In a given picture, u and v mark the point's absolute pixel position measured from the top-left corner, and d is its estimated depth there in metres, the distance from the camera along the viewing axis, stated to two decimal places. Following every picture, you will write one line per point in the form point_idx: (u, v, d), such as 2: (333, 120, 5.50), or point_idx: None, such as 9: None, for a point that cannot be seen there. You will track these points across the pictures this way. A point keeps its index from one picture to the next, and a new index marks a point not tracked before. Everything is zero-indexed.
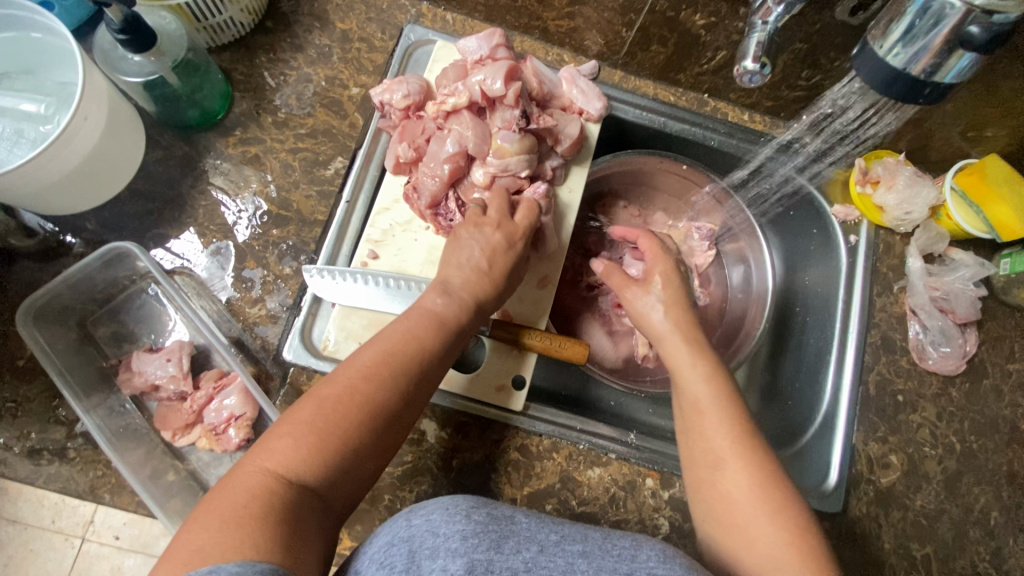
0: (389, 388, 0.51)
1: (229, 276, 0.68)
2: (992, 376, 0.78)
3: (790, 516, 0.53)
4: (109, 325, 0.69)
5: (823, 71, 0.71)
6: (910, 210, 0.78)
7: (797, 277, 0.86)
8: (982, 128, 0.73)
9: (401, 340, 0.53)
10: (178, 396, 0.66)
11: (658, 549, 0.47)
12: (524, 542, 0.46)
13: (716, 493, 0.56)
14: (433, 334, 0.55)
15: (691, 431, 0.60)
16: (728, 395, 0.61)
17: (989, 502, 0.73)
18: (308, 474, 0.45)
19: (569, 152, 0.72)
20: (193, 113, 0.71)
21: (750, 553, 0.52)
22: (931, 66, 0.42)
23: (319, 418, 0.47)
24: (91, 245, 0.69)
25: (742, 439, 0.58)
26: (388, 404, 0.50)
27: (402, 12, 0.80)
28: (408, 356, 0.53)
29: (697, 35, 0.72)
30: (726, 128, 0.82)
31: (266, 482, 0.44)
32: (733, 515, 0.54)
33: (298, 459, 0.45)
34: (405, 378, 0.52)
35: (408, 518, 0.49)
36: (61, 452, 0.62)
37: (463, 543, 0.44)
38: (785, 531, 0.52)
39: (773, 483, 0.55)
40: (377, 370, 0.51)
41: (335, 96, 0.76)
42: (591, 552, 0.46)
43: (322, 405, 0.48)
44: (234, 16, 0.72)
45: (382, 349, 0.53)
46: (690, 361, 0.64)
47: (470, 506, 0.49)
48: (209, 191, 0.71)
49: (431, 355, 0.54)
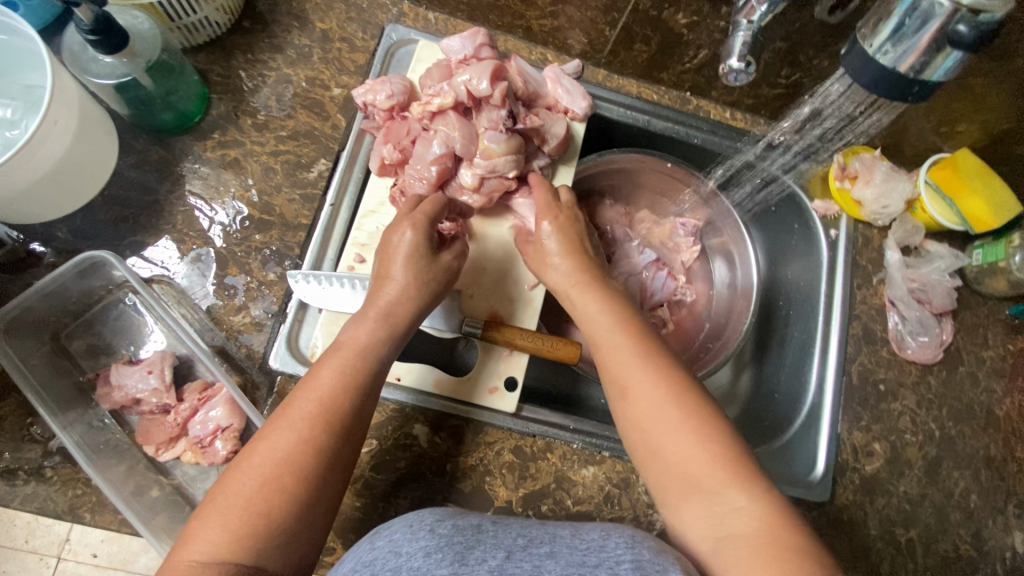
0: (315, 444, 0.49)
1: (211, 283, 0.66)
2: (967, 363, 0.80)
3: (711, 426, 0.52)
4: (85, 338, 0.66)
5: (803, 69, 0.73)
6: (887, 204, 0.80)
7: (779, 272, 0.88)
8: (953, 123, 0.76)
9: (320, 389, 0.52)
10: (161, 410, 0.64)
11: (628, 536, 0.48)
12: (489, 551, 0.46)
13: (641, 425, 0.54)
14: (359, 370, 0.54)
15: (607, 365, 0.58)
16: (630, 321, 0.61)
17: (968, 486, 0.76)
18: (241, 554, 0.45)
19: (556, 151, 0.72)
20: (169, 116, 0.69)
21: (682, 474, 0.51)
22: (919, 65, 0.43)
23: (242, 495, 0.47)
24: (63, 254, 0.66)
25: (653, 359, 0.57)
26: (316, 456, 0.49)
27: (383, 12, 0.79)
28: (333, 402, 0.52)
29: (680, 35, 0.73)
30: (708, 126, 0.83)
31: (198, 564, 0.44)
32: (660, 443, 0.53)
33: (224, 543, 0.45)
34: (328, 429, 0.50)
35: (373, 541, 0.50)
36: (37, 471, 0.59)
37: (425, 560, 0.45)
38: (708, 443, 0.51)
39: (688, 397, 0.54)
40: (292, 430, 0.50)
41: (317, 97, 0.74)
42: (558, 551, 0.47)
43: (250, 475, 0.48)
44: (209, 15, 0.70)
45: (303, 405, 0.51)
46: (586, 294, 0.63)
47: (434, 520, 0.50)
48: (186, 197, 0.69)
49: (351, 398, 0.52)
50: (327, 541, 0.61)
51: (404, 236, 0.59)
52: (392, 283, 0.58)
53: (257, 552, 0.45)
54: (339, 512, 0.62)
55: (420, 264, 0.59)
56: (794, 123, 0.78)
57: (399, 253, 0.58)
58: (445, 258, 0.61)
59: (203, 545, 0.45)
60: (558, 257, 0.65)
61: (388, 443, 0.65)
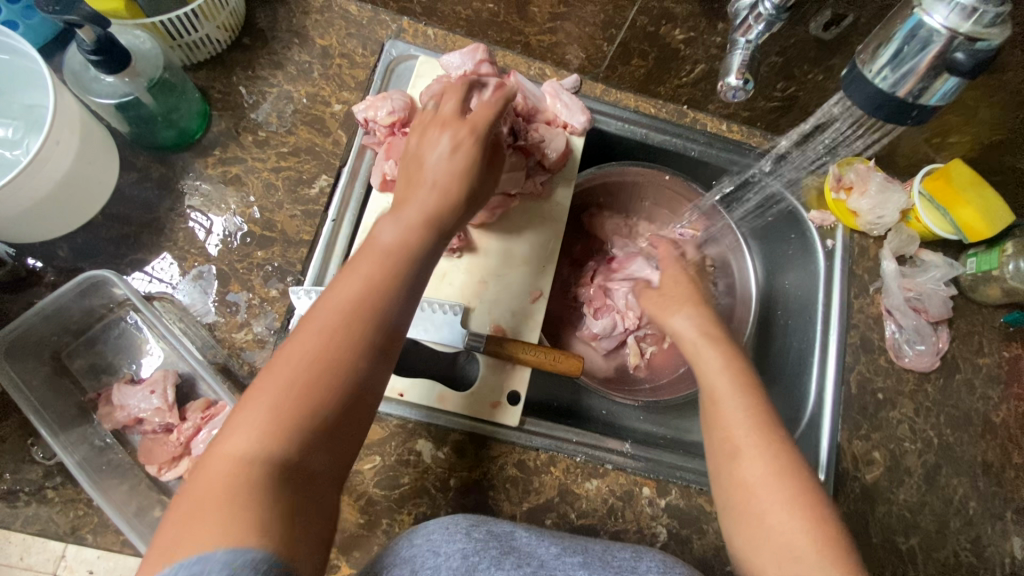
0: (354, 343, 0.45)
1: (213, 300, 0.66)
2: (964, 370, 0.81)
3: (812, 502, 0.51)
4: (86, 357, 0.65)
5: (798, 83, 0.74)
6: (882, 215, 0.81)
7: (776, 280, 0.89)
8: (945, 134, 0.78)
9: (354, 288, 0.46)
10: (164, 429, 0.63)
11: (658, 559, 0.51)
12: (525, 559, 0.49)
13: (747, 493, 0.53)
14: (405, 262, 0.49)
15: (713, 419, 0.58)
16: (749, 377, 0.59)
17: (967, 493, 0.76)
18: (288, 450, 0.41)
19: (556, 165, 0.73)
20: (170, 133, 0.69)
21: (772, 541, 0.51)
22: (918, 90, 0.44)
23: (285, 385, 0.43)
24: (64, 272, 0.66)
25: (765, 426, 0.56)
26: (362, 353, 0.45)
27: (383, 28, 0.79)
28: (378, 292, 0.47)
29: (676, 50, 0.74)
30: (705, 139, 0.84)
31: (244, 460, 0.40)
32: (757, 507, 0.52)
33: (269, 438, 0.41)
34: (374, 321, 0.46)
35: (409, 537, 0.51)
36: (38, 493, 0.59)
37: (464, 561, 0.47)
38: (808, 519, 0.50)
39: (795, 471, 0.53)
40: (338, 317, 0.45)
41: (317, 114, 0.75)
42: (591, 563, 0.50)
43: (292, 365, 0.43)
44: (210, 33, 0.71)
45: (342, 304, 0.46)
46: (705, 349, 0.62)
47: (470, 524, 0.51)
48: (187, 212, 0.69)
49: (398, 290, 0.48)
50: (331, 558, 0.61)
51: (442, 145, 0.53)
52: (433, 169, 0.52)
53: (304, 447, 0.42)
54: (343, 529, 0.62)
55: (465, 158, 0.53)
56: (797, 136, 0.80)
57: (434, 157, 0.53)
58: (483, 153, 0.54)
59: (244, 440, 0.41)
60: (689, 326, 0.64)
61: (391, 459, 0.65)
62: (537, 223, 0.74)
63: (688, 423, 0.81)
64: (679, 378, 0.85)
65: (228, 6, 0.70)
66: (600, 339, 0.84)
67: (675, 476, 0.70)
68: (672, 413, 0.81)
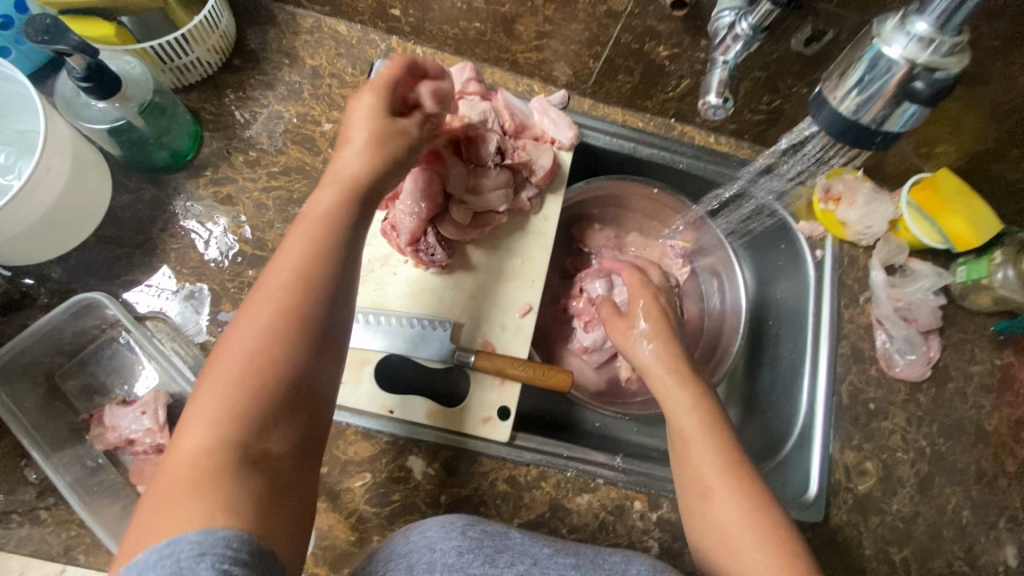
0: (294, 319, 0.47)
1: (205, 319, 0.67)
2: (955, 379, 0.81)
3: (778, 534, 0.53)
4: (79, 378, 0.66)
5: (783, 96, 0.75)
6: (870, 225, 0.81)
7: (768, 292, 0.89)
8: (932, 145, 0.78)
9: (288, 266, 0.49)
10: (155, 449, 0.64)
11: (649, 564, 0.49)
12: (518, 556, 0.48)
13: (720, 532, 0.55)
14: (329, 238, 0.51)
15: (685, 460, 0.61)
16: (717, 419, 0.62)
17: (960, 502, 0.76)
18: (240, 432, 0.42)
19: (543, 182, 0.74)
20: (162, 155, 0.70)
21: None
22: (881, 116, 0.44)
23: (228, 372, 0.44)
24: (57, 293, 0.67)
25: (733, 463, 0.58)
26: (300, 327, 0.47)
27: (372, 47, 0.80)
28: (305, 272, 0.49)
29: (662, 66, 0.75)
30: (693, 152, 0.84)
31: (197, 455, 0.41)
32: (729, 545, 0.54)
33: (219, 425, 0.42)
34: (304, 296, 0.48)
35: (405, 535, 0.51)
36: (32, 514, 0.59)
37: (458, 558, 0.47)
38: (778, 553, 0.52)
39: (762, 506, 0.55)
40: (271, 300, 0.47)
41: (308, 133, 0.76)
42: (582, 564, 0.49)
43: (233, 354, 0.45)
44: (200, 56, 0.72)
45: (277, 289, 0.48)
46: (674, 389, 0.65)
47: (465, 524, 0.51)
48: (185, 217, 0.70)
49: (326, 266, 0.50)
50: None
51: (364, 128, 0.56)
52: (354, 155, 0.55)
53: (257, 427, 0.43)
54: (335, 547, 0.62)
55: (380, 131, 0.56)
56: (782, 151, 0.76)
57: (358, 141, 0.55)
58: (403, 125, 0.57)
59: (194, 436, 0.42)
60: (648, 347, 0.68)
61: (382, 476, 0.65)
62: (527, 240, 0.75)
63: None
64: None
65: (218, 29, 0.71)
66: (591, 351, 0.85)
67: (667, 490, 0.70)
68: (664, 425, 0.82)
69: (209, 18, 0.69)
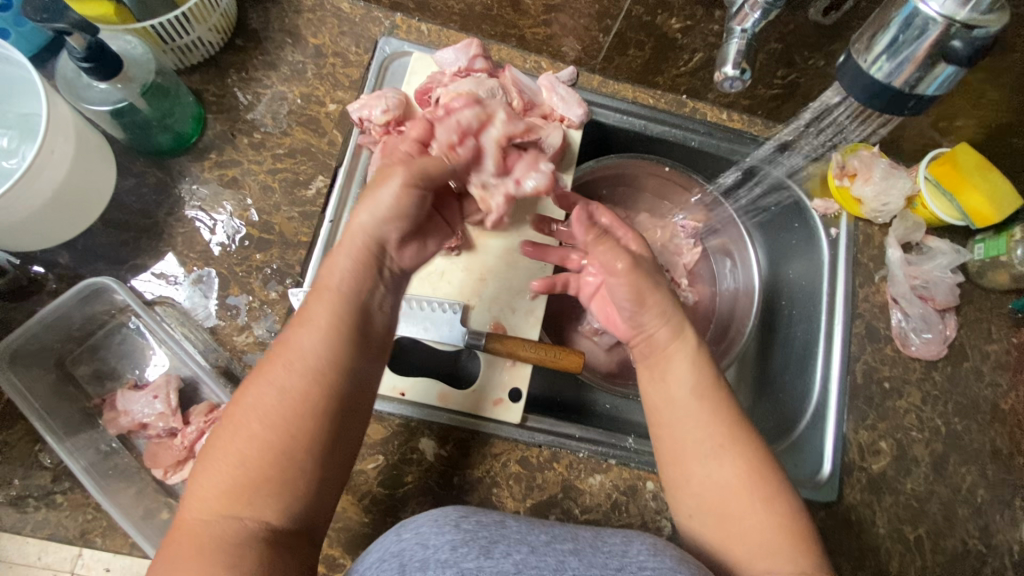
0: (297, 404, 0.50)
1: (214, 304, 0.67)
2: (972, 357, 0.80)
3: (776, 502, 0.55)
4: (90, 363, 0.66)
5: (799, 70, 0.73)
6: (887, 202, 0.79)
7: (781, 271, 0.88)
8: (952, 118, 0.76)
9: (291, 347, 0.52)
10: (167, 433, 0.64)
11: (649, 543, 0.50)
12: (514, 545, 0.47)
13: (721, 495, 0.56)
14: (335, 319, 0.53)
15: (675, 421, 0.60)
16: (715, 383, 0.61)
17: (975, 481, 0.76)
18: (241, 507, 0.47)
19: (553, 161, 0.73)
20: (166, 138, 0.69)
21: (744, 541, 0.54)
22: (914, 78, 0.43)
23: (233, 451, 0.49)
24: (66, 279, 0.66)
25: (728, 430, 0.58)
26: (306, 413, 0.50)
27: (375, 25, 0.79)
28: (317, 358, 0.52)
29: (674, 39, 0.73)
30: (705, 129, 0.83)
31: (203, 523, 0.47)
32: (728, 507, 0.56)
33: (224, 500, 0.48)
34: (311, 381, 0.51)
35: (398, 533, 0.50)
36: (48, 498, 0.60)
37: (452, 553, 0.45)
38: (773, 515, 0.55)
39: (759, 472, 0.56)
40: (279, 382, 0.51)
41: (312, 114, 0.74)
42: (582, 549, 0.48)
43: (241, 434, 0.49)
44: (202, 36, 0.70)
45: (280, 370, 0.51)
46: (670, 349, 0.62)
47: (459, 517, 0.50)
48: (191, 212, 0.69)
49: (334, 348, 0.52)
50: (337, 557, 0.61)
51: (390, 188, 0.56)
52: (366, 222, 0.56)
53: (257, 503, 0.48)
54: (348, 529, 0.62)
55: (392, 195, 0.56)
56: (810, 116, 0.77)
57: (379, 201, 0.56)
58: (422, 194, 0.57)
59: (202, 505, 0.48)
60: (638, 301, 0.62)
61: (394, 457, 0.65)
62: (537, 221, 0.73)
63: None
64: None
65: (219, 8, 0.70)
66: (602, 333, 0.85)
67: None
68: None
69: None
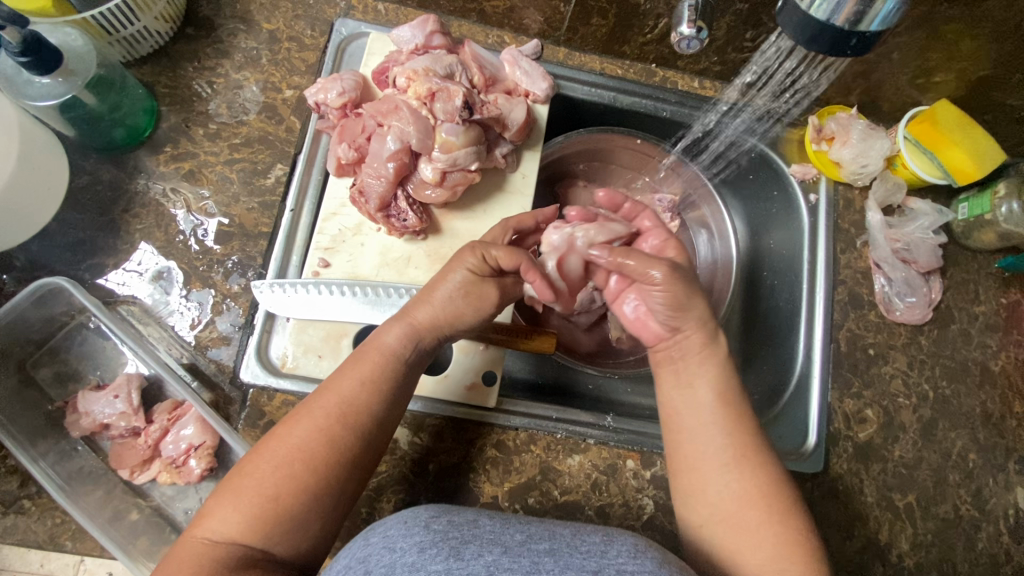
0: (329, 450, 0.52)
1: (176, 300, 0.65)
2: (959, 320, 0.78)
3: (792, 520, 0.55)
4: (51, 366, 0.65)
5: (767, 30, 0.70)
6: (866, 163, 0.77)
7: (761, 241, 0.86)
8: (930, 73, 0.73)
9: (340, 396, 0.54)
10: (131, 433, 0.63)
11: (630, 543, 0.47)
12: (487, 546, 0.45)
13: (733, 507, 0.55)
14: (382, 377, 0.55)
15: (696, 430, 0.58)
16: (737, 402, 0.59)
17: (966, 446, 0.74)
18: (252, 537, 0.48)
19: (518, 138, 0.71)
20: (119, 132, 0.67)
21: (755, 553, 0.54)
22: (854, 16, 0.41)
23: (256, 479, 0.50)
24: (23, 281, 0.65)
25: (749, 444, 0.58)
26: (336, 460, 0.52)
27: (331, 6, 0.76)
28: (356, 406, 0.54)
29: (636, 5, 0.70)
30: (676, 98, 0.81)
31: (209, 545, 0.48)
32: (741, 519, 0.55)
33: (237, 525, 0.48)
34: (345, 427, 0.53)
35: (366, 538, 0.48)
36: (14, 504, 0.59)
37: (420, 555, 0.43)
38: (784, 531, 0.55)
39: (776, 489, 0.56)
40: (316, 424, 0.53)
41: (269, 101, 0.72)
42: (558, 549, 0.45)
43: (266, 465, 0.51)
44: (148, 25, 0.68)
45: (321, 412, 0.53)
46: (699, 364, 0.60)
47: (430, 516, 0.48)
48: (175, 212, 0.68)
49: (373, 403, 0.54)
50: None
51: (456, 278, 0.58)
52: (433, 300, 0.58)
53: (267, 537, 0.49)
54: None
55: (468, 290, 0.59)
56: (747, 80, 0.78)
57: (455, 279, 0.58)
58: (486, 285, 0.59)
59: (214, 526, 0.49)
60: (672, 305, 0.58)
61: None
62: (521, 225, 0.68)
63: None
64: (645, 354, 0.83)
65: None
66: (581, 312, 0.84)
67: (660, 447, 0.68)
68: None
69: None
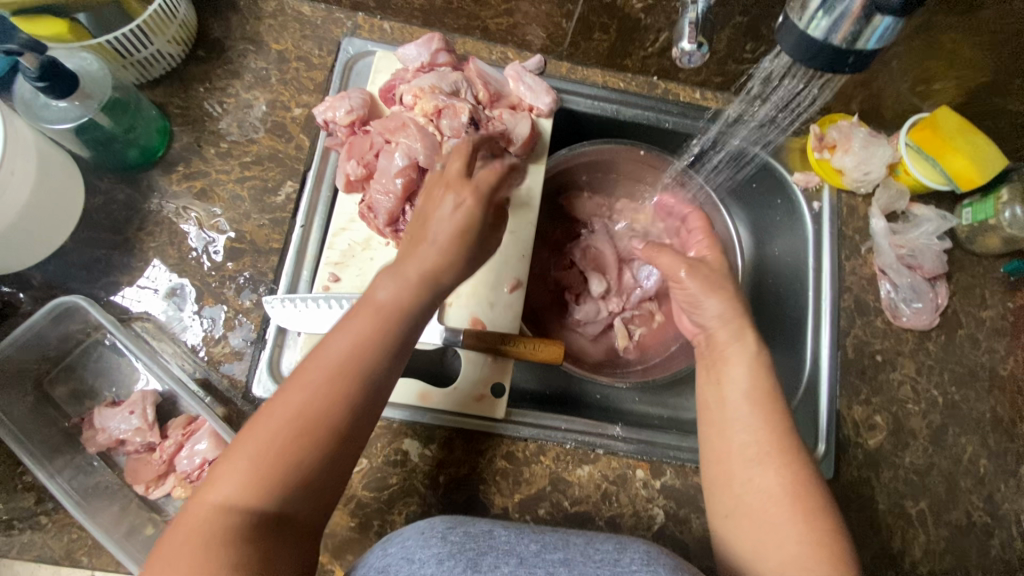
0: (341, 409, 0.46)
1: (189, 316, 0.66)
2: (966, 325, 0.78)
3: (819, 518, 0.53)
4: (68, 383, 0.66)
5: (767, 42, 0.72)
6: (869, 170, 0.78)
7: (766, 249, 0.86)
8: (930, 81, 0.74)
9: (349, 347, 0.47)
10: (146, 448, 0.64)
11: (643, 550, 0.47)
12: (503, 558, 0.46)
13: (758, 503, 0.54)
14: (392, 329, 0.48)
15: (727, 423, 0.58)
16: (772, 395, 0.59)
17: (976, 451, 0.74)
18: (263, 505, 0.43)
19: (522, 151, 0.72)
20: (132, 153, 0.68)
21: (777, 550, 0.52)
22: (852, 34, 0.41)
23: (263, 442, 0.44)
24: (39, 299, 0.66)
25: (781, 438, 0.56)
26: (347, 418, 0.46)
27: (337, 26, 0.78)
28: (366, 358, 0.47)
29: (637, 20, 0.72)
30: (678, 109, 0.82)
31: (217, 516, 0.43)
32: (767, 513, 0.54)
33: (245, 494, 0.43)
34: (356, 382, 0.47)
35: (383, 548, 0.49)
36: (32, 520, 0.59)
37: (438, 566, 0.44)
38: (813, 530, 0.52)
39: (807, 484, 0.54)
40: (323, 379, 0.46)
41: (278, 119, 0.74)
42: (573, 559, 0.46)
43: (272, 427, 0.45)
44: (161, 48, 0.70)
45: (329, 367, 0.46)
46: (735, 355, 0.61)
47: (445, 528, 0.49)
48: (184, 224, 0.69)
49: (387, 356, 0.48)
50: (326, 564, 0.60)
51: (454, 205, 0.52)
52: (435, 237, 0.51)
53: (280, 505, 0.44)
54: (334, 533, 0.61)
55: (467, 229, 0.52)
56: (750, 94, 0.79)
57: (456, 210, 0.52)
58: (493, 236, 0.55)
59: (220, 495, 0.43)
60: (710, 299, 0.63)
61: (379, 460, 0.64)
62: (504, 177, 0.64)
63: (684, 401, 0.81)
64: (652, 365, 0.83)
65: (176, 19, 0.69)
66: (587, 323, 0.84)
67: (670, 456, 0.69)
68: (667, 391, 0.82)
69: (164, 7, 0.67)
